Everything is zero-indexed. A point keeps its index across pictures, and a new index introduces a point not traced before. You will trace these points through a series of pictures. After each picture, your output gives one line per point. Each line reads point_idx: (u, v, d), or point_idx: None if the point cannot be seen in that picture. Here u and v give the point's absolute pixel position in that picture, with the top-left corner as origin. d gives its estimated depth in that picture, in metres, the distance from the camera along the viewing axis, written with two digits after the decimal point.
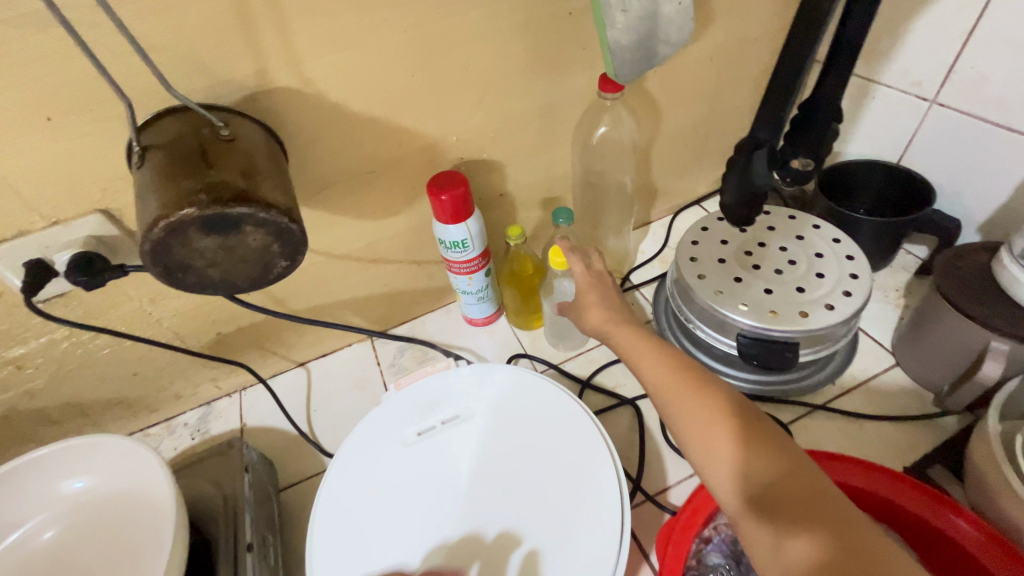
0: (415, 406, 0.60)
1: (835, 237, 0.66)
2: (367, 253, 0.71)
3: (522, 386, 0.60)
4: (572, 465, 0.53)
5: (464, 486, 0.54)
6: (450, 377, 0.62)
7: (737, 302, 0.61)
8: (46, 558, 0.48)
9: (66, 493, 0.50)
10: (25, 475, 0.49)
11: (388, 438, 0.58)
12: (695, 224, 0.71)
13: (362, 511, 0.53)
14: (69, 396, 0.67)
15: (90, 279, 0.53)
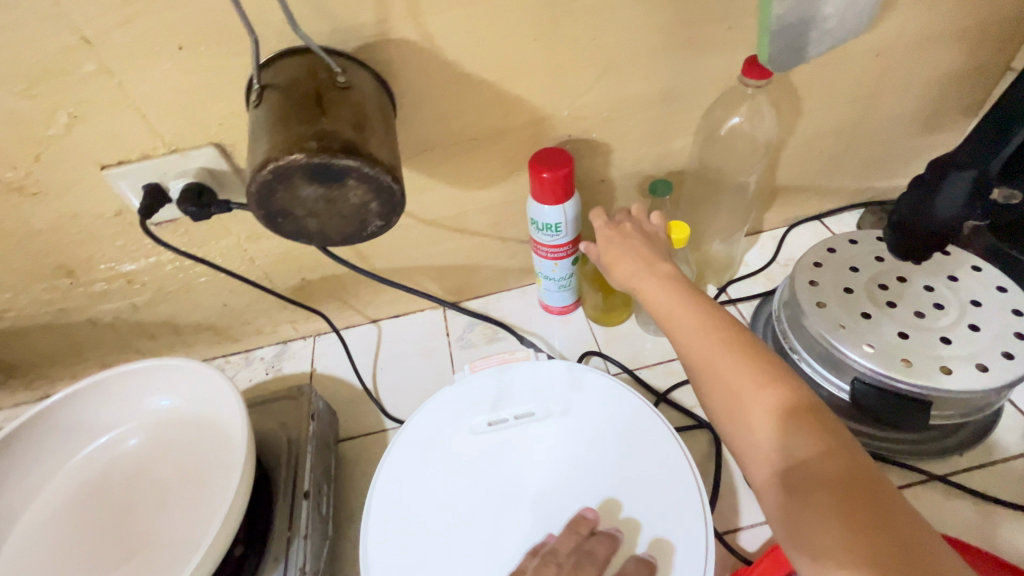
0: (486, 393, 0.58)
1: (1000, 284, 0.55)
2: (455, 222, 0.69)
3: (606, 397, 0.56)
4: (654, 500, 0.48)
5: (531, 492, 0.51)
6: (530, 371, 0.59)
7: (861, 341, 0.53)
8: (131, 463, 0.51)
9: (159, 407, 0.53)
10: (128, 384, 0.52)
11: (456, 420, 0.56)
12: (821, 244, 0.62)
13: (420, 490, 0.51)
14: (166, 314, 0.71)
15: (199, 212, 0.54)
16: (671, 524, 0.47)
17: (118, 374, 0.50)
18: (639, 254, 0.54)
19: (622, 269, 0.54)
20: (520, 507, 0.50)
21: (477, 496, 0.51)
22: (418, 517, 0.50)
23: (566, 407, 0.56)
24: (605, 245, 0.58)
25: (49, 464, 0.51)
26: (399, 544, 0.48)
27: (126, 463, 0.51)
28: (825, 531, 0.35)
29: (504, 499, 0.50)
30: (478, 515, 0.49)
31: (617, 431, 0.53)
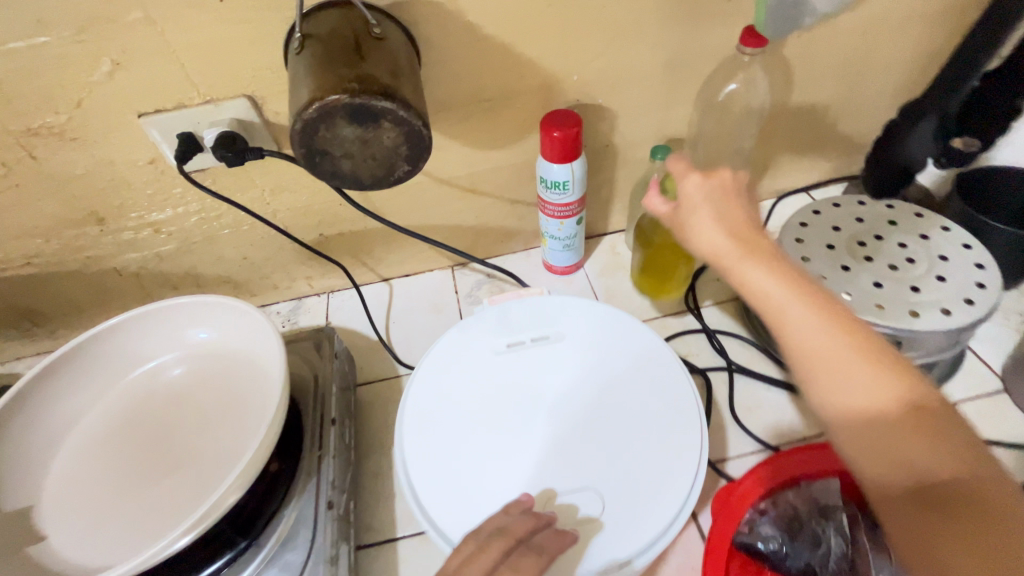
0: (506, 321, 0.62)
1: (966, 242, 0.61)
2: (468, 181, 0.73)
3: (615, 330, 0.60)
4: (653, 432, 0.53)
5: (546, 404, 0.56)
6: (546, 303, 0.64)
7: (840, 290, 0.58)
8: (170, 388, 0.54)
9: (194, 338, 0.56)
10: (163, 314, 0.54)
11: (480, 344, 0.60)
12: (807, 206, 0.67)
13: (447, 404, 0.56)
14: (188, 266, 0.75)
15: (234, 157, 0.57)
16: (666, 438, 0.52)
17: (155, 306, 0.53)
18: (733, 212, 0.45)
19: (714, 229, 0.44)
20: (536, 419, 0.55)
21: (494, 417, 0.55)
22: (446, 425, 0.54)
23: (579, 335, 0.60)
24: (687, 206, 0.46)
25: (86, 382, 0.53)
26: (430, 446, 0.53)
27: (165, 388, 0.54)
28: (965, 556, 0.31)
29: (508, 455, 0.53)
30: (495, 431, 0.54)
31: (622, 357, 0.58)
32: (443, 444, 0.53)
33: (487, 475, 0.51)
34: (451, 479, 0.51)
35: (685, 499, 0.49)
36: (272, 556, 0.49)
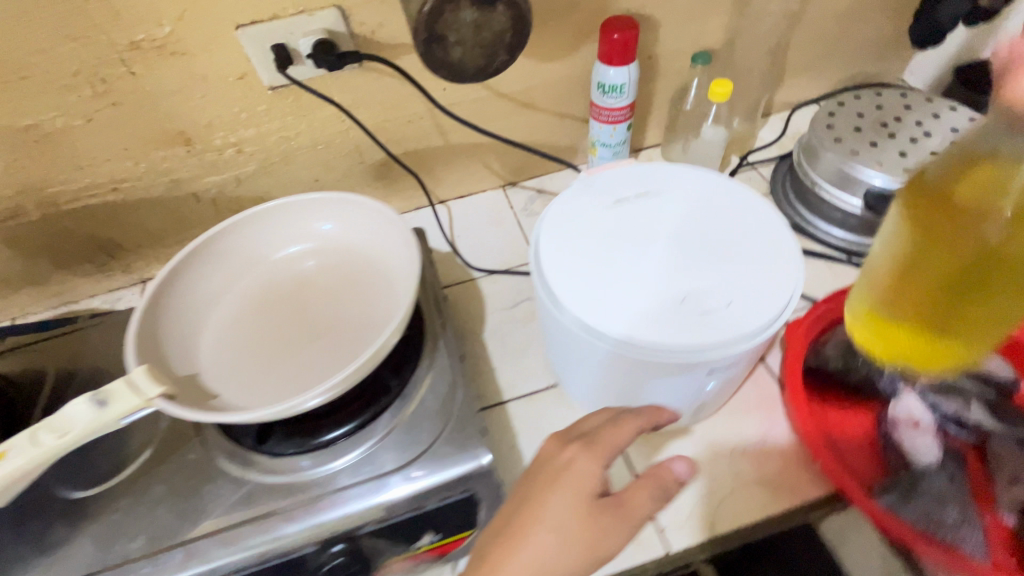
0: (618, 176, 0.54)
1: (970, 117, 0.71)
2: (524, 96, 0.78)
3: (722, 192, 0.52)
4: (753, 285, 0.45)
5: (657, 252, 0.48)
6: (655, 164, 0.55)
7: (871, 161, 0.67)
8: (299, 271, 0.59)
9: (319, 229, 0.60)
10: (294, 207, 0.59)
11: (594, 191, 0.53)
12: (831, 101, 0.76)
13: (564, 239, 0.50)
14: (263, 189, 0.78)
15: (334, 62, 0.63)
16: (767, 290, 0.45)
17: (291, 199, 0.58)
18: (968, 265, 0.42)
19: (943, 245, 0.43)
20: (651, 263, 0.47)
21: (607, 256, 0.48)
22: (564, 260, 0.48)
23: (691, 193, 0.52)
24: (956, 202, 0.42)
25: (219, 270, 0.57)
26: (549, 275, 0.48)
27: (295, 271, 0.59)
28: None
29: (626, 296, 0.45)
30: (611, 272, 0.47)
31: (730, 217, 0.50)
32: (559, 276, 0.47)
33: (601, 307, 0.45)
34: (572, 304, 0.45)
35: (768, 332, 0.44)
36: (422, 407, 0.53)
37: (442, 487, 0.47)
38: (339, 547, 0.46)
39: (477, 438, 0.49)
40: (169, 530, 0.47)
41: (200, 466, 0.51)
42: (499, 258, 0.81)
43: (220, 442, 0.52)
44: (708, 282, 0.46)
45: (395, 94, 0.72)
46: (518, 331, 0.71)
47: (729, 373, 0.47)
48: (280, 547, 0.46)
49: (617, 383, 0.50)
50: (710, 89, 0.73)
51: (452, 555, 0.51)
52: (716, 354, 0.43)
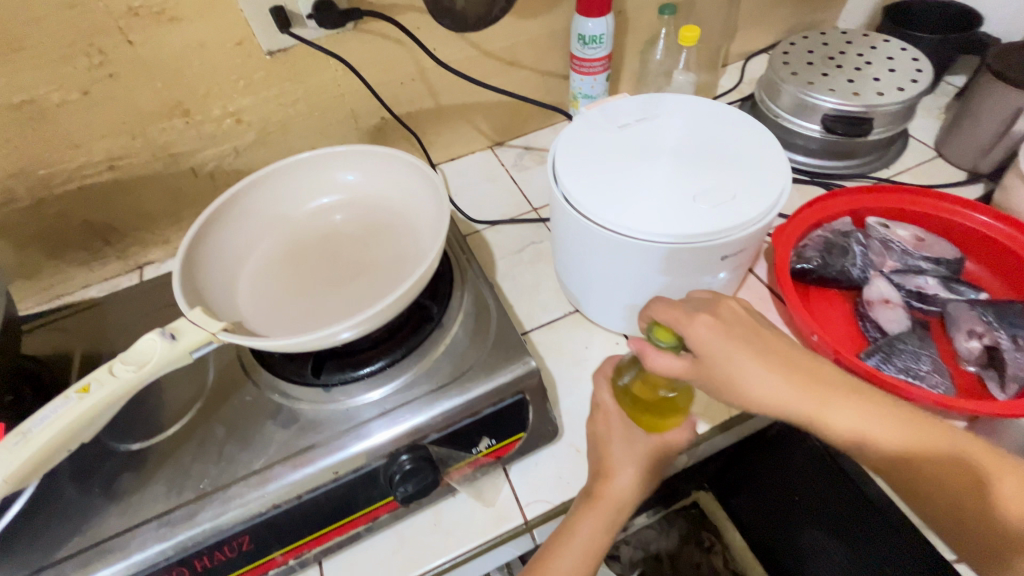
0: (619, 107, 0.60)
1: (902, 47, 0.81)
2: (508, 54, 0.82)
3: (713, 110, 0.58)
4: (753, 178, 0.51)
5: (664, 161, 0.53)
6: (650, 95, 0.61)
7: (825, 89, 0.76)
8: (328, 223, 0.62)
9: (341, 182, 0.64)
10: (316, 161, 0.62)
11: (600, 120, 0.59)
12: (784, 42, 0.85)
13: (581, 160, 0.55)
14: (262, 160, 0.79)
15: (335, 21, 0.66)
16: (765, 181, 0.51)
17: (313, 154, 0.61)
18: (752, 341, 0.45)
19: (755, 397, 0.45)
20: (661, 170, 0.53)
21: (621, 170, 0.53)
22: (583, 176, 0.53)
23: (686, 112, 0.58)
24: (721, 341, 0.45)
25: (251, 227, 0.61)
26: (572, 189, 0.53)
27: (325, 223, 0.62)
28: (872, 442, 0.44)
29: (644, 199, 0.51)
30: (627, 181, 0.52)
31: (723, 128, 0.56)
32: (581, 188, 0.52)
33: (623, 210, 0.50)
34: (597, 209, 0.51)
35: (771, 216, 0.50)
36: (462, 330, 0.56)
37: (495, 392, 0.51)
38: (406, 457, 0.49)
39: (519, 347, 0.54)
40: (240, 462, 0.49)
41: (258, 406, 0.53)
42: (498, 210, 0.85)
43: (275, 383, 0.54)
44: (714, 180, 0.51)
45: (387, 56, 0.75)
46: (527, 271, 0.76)
47: (737, 260, 0.52)
48: (352, 464, 0.49)
49: (641, 286, 0.55)
50: (679, 33, 0.79)
51: (506, 459, 0.55)
52: (725, 238, 0.48)
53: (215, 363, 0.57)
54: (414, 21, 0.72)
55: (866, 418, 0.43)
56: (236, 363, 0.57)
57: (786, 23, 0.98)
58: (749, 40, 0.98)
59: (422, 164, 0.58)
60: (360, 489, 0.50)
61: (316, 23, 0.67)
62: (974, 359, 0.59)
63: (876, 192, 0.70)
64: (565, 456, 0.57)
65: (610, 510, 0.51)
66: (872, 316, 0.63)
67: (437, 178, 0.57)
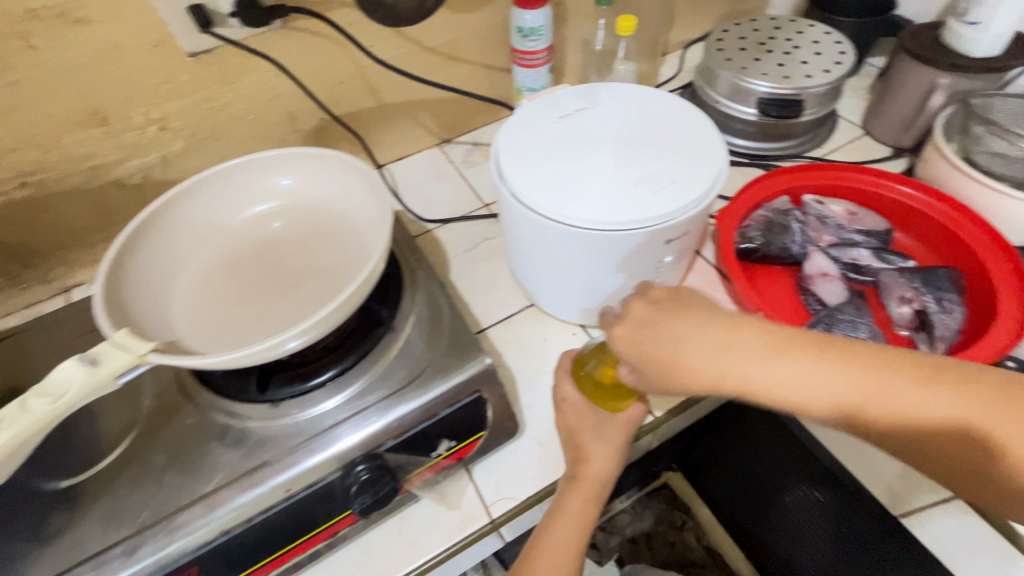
0: (559, 97, 0.60)
1: (827, 31, 0.84)
2: (448, 48, 0.81)
3: (650, 96, 0.59)
4: (691, 161, 0.52)
5: (605, 150, 0.54)
6: (589, 85, 0.61)
7: (758, 73, 0.79)
8: (267, 231, 0.60)
9: (277, 187, 0.61)
10: (247, 167, 0.59)
11: (540, 112, 0.58)
12: (718, 29, 0.87)
13: (523, 152, 0.54)
14: (194, 169, 0.75)
15: (261, 18, 0.63)
16: (703, 164, 0.52)
17: (244, 159, 0.59)
18: (696, 317, 0.43)
19: (721, 380, 0.41)
20: (603, 159, 0.53)
21: (563, 160, 0.53)
22: (525, 168, 0.53)
23: (623, 100, 0.59)
24: (654, 325, 0.43)
25: (183, 239, 0.57)
26: (515, 182, 0.52)
27: (263, 231, 0.60)
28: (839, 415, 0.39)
29: (587, 188, 0.51)
30: (569, 172, 0.52)
31: (660, 114, 0.57)
32: (525, 181, 0.52)
33: (567, 200, 0.50)
34: (540, 201, 0.50)
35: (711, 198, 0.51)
36: (414, 332, 0.55)
37: (451, 393, 0.50)
38: (363, 467, 0.48)
39: (474, 345, 0.53)
40: (184, 489, 0.47)
41: (201, 428, 0.50)
42: (449, 208, 0.84)
43: (220, 402, 0.52)
44: (654, 166, 0.52)
45: (322, 54, 0.72)
46: (482, 267, 0.75)
47: (681, 244, 0.53)
48: (305, 479, 0.47)
49: (591, 276, 0.55)
50: (616, 23, 0.80)
51: (468, 459, 0.54)
52: (668, 221, 0.49)
53: (153, 387, 0.54)
54: (348, 17, 0.70)
55: (840, 375, 0.38)
56: (175, 384, 0.54)
57: (720, 11, 1.00)
58: (686, 29, 1.00)
59: (362, 163, 0.57)
60: (316, 505, 0.48)
61: (240, 21, 0.63)
62: (906, 323, 0.62)
63: (815, 170, 0.73)
64: (529, 451, 0.57)
65: (592, 490, 0.52)
66: (812, 290, 0.66)
67: (378, 177, 0.55)
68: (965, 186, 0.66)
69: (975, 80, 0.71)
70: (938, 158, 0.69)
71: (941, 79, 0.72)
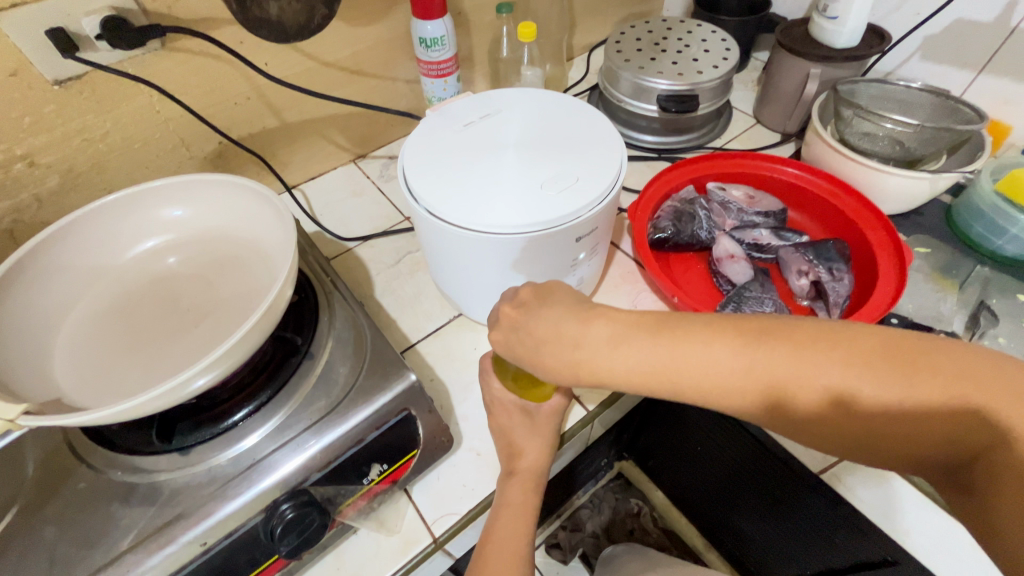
0: (460, 108, 0.60)
1: (713, 30, 0.90)
2: (351, 63, 0.79)
3: (549, 100, 0.60)
4: (592, 159, 0.53)
5: (508, 155, 0.54)
6: (488, 94, 0.61)
7: (655, 72, 0.83)
8: (160, 269, 0.56)
9: (169, 221, 0.57)
10: (132, 201, 0.55)
11: (443, 122, 0.58)
12: (615, 33, 0.91)
13: (428, 164, 0.54)
14: (75, 205, 0.68)
15: (134, 40, 0.59)
16: (604, 160, 0.53)
17: (125, 193, 0.54)
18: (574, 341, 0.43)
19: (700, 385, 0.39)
20: (506, 165, 0.53)
21: (469, 169, 0.53)
22: (431, 180, 0.52)
23: (522, 105, 0.60)
24: (537, 329, 0.45)
25: (63, 285, 0.52)
26: (422, 194, 0.51)
27: (156, 269, 0.56)
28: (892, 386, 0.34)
29: (493, 195, 0.51)
30: (475, 180, 0.52)
31: (560, 116, 0.58)
32: (431, 192, 0.51)
33: (474, 207, 0.50)
34: (449, 210, 0.50)
35: (613, 192, 0.52)
36: (333, 357, 0.53)
37: (377, 415, 0.49)
38: (287, 505, 0.46)
39: (397, 363, 0.52)
40: (81, 562, 0.42)
41: (97, 490, 0.45)
42: (368, 224, 0.82)
43: (118, 458, 0.47)
44: (557, 167, 0.53)
45: (212, 76, 0.68)
46: (407, 282, 0.74)
47: (592, 239, 0.55)
48: (222, 529, 0.44)
49: (509, 280, 0.56)
50: (518, 29, 0.81)
51: (404, 480, 0.53)
52: (575, 219, 0.50)
53: (37, 453, 0.48)
54: (235, 35, 0.66)
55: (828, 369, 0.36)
56: (64, 448, 0.48)
57: (619, 14, 1.05)
58: (588, 32, 1.04)
59: (258, 185, 0.54)
60: (239, 552, 0.45)
61: (108, 44, 0.58)
62: (806, 294, 0.68)
63: (711, 160, 0.78)
64: (467, 462, 0.56)
65: (533, 486, 0.52)
66: (722, 272, 0.70)
67: (274, 196, 0.53)
68: (842, 164, 0.73)
69: (841, 68, 0.78)
70: (818, 143, 0.75)
71: (812, 68, 0.79)
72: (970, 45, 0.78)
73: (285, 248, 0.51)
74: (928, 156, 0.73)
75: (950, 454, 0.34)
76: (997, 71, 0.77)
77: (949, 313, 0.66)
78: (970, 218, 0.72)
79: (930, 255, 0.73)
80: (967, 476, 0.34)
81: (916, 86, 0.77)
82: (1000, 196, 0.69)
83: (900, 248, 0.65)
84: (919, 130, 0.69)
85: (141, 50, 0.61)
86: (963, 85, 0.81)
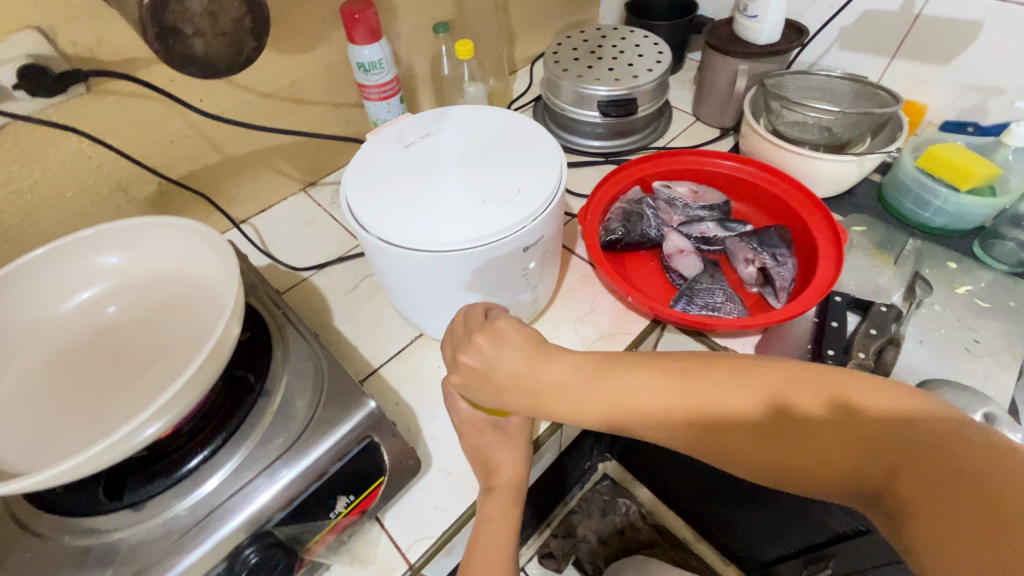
0: (400, 130, 0.60)
1: (645, 35, 0.94)
2: (291, 91, 0.78)
3: (488, 115, 0.61)
4: (533, 169, 0.54)
5: (449, 172, 0.55)
6: (428, 114, 0.62)
7: (592, 80, 0.85)
8: (100, 319, 0.54)
9: (105, 269, 0.56)
10: (62, 252, 0.53)
11: (384, 145, 0.58)
12: (552, 44, 0.94)
13: (371, 188, 0.54)
14: (6, 259, 0.65)
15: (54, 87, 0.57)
16: (544, 169, 0.54)
17: (54, 244, 0.52)
18: (536, 353, 0.45)
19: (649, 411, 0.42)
20: (448, 182, 0.54)
21: (412, 190, 0.53)
22: (375, 202, 0.52)
23: (461, 122, 0.60)
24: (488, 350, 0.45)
25: None
26: (366, 218, 0.51)
27: (95, 320, 0.54)
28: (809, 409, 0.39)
29: (437, 213, 0.51)
30: (418, 199, 0.52)
31: (498, 130, 0.59)
32: (375, 215, 0.51)
33: (419, 226, 0.50)
34: (394, 231, 0.50)
35: (555, 200, 0.53)
36: (290, 390, 0.52)
37: (338, 446, 0.48)
38: (251, 550, 0.45)
39: (356, 392, 0.51)
40: None
41: (45, 558, 0.43)
42: (323, 252, 0.81)
43: (66, 521, 0.45)
44: (498, 180, 0.53)
45: (144, 115, 0.66)
46: (366, 306, 0.73)
47: (541, 248, 0.56)
48: None
49: (463, 296, 0.56)
50: (455, 47, 0.82)
51: (374, 508, 0.52)
52: (520, 229, 0.51)
53: None
54: (166, 74, 0.65)
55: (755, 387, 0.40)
56: (6, 517, 0.45)
57: (555, 25, 1.08)
58: (528, 45, 1.06)
59: (197, 224, 0.53)
60: None
61: (27, 93, 0.56)
62: (754, 280, 0.70)
63: (658, 160, 0.80)
64: (438, 482, 0.56)
65: (508, 499, 0.52)
66: (674, 266, 0.72)
67: (212, 233, 0.52)
68: (777, 154, 0.77)
69: (767, 62, 0.82)
70: (753, 136, 0.78)
71: (741, 65, 0.83)
72: (881, 32, 0.83)
73: (228, 286, 0.50)
74: (854, 139, 0.77)
75: (866, 479, 0.37)
76: (908, 55, 0.82)
77: (887, 285, 0.70)
78: (899, 194, 0.76)
79: (866, 232, 0.76)
80: (883, 507, 0.37)
81: (836, 74, 0.81)
82: (923, 172, 0.73)
83: (837, 229, 0.68)
84: (842, 115, 0.72)
85: (63, 96, 0.59)
86: (880, 69, 0.86)
